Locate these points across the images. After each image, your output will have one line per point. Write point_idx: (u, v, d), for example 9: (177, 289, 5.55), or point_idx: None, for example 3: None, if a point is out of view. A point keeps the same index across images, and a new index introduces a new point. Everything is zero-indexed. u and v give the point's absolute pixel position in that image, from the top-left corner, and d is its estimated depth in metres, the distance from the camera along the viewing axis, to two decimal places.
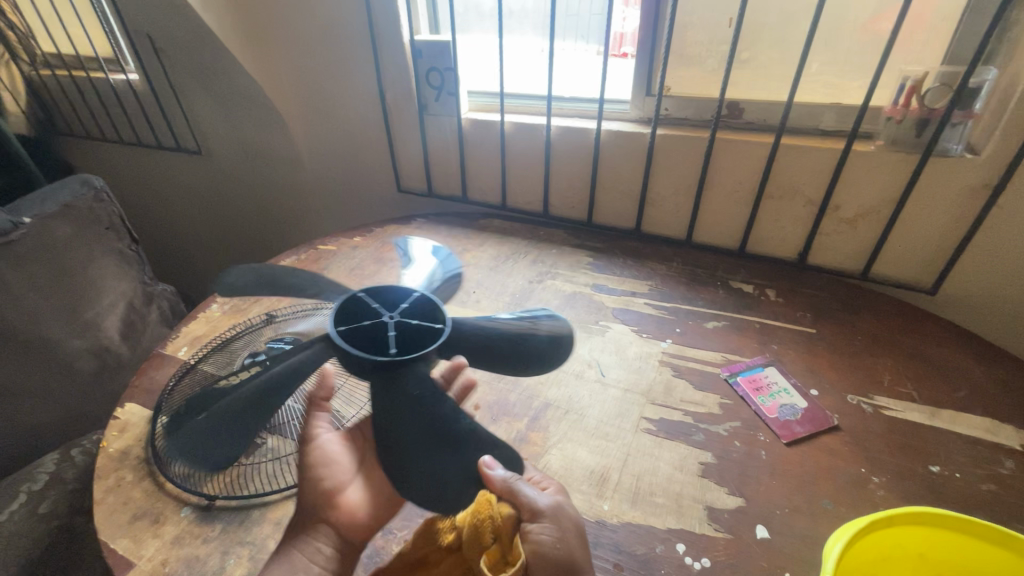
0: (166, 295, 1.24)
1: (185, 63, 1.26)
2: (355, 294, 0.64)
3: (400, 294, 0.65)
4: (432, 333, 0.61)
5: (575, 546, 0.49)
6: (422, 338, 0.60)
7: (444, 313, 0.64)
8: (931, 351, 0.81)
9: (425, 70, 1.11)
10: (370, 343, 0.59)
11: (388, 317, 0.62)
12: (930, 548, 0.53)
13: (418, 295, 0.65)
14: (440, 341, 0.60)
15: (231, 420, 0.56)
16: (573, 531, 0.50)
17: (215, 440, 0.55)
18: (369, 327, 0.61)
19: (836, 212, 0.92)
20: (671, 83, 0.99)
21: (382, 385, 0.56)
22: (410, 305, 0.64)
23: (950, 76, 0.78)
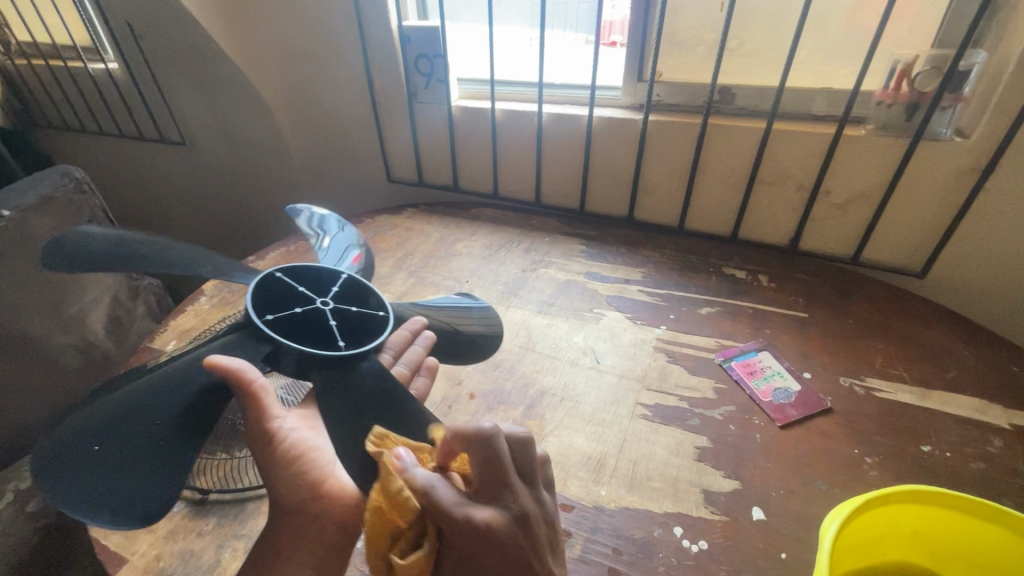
0: (152, 290, 1.21)
1: (165, 52, 1.23)
2: (273, 273, 0.59)
3: (329, 276, 0.62)
4: (372, 322, 0.59)
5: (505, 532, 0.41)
6: (363, 331, 0.58)
7: (376, 297, 0.62)
8: (921, 334, 0.82)
9: (413, 56, 1.09)
10: (302, 333, 0.56)
11: (324, 303, 0.58)
12: (918, 520, 0.53)
13: (347, 277, 0.62)
14: (388, 327, 0.59)
15: (164, 449, 0.47)
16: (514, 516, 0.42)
17: (152, 481, 0.45)
18: (301, 313, 0.57)
19: (827, 197, 0.92)
20: (663, 70, 0.99)
21: (349, 394, 0.51)
22: (341, 288, 0.61)
23: (940, 59, 0.78)
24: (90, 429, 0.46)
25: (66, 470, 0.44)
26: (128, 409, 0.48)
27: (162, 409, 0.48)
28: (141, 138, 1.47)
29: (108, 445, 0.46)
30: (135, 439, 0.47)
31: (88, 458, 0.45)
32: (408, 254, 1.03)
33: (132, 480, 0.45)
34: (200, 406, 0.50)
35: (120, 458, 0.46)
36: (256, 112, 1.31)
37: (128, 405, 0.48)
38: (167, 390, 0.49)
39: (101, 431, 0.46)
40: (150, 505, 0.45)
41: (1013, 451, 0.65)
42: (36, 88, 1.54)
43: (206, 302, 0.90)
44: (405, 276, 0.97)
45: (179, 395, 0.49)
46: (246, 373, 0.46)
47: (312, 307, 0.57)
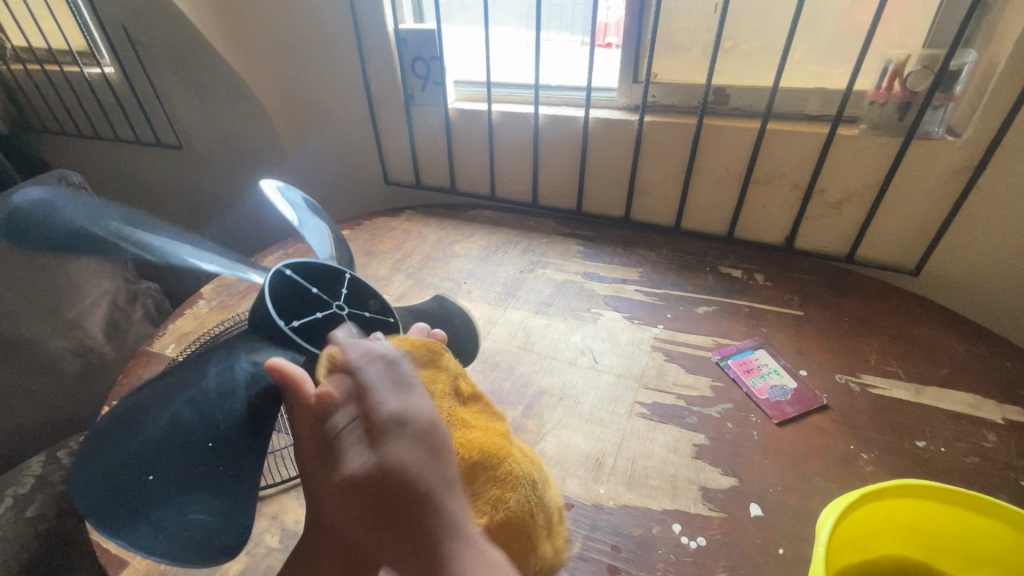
0: (150, 294, 1.24)
1: (163, 56, 1.23)
2: (283, 269, 0.50)
3: (331, 272, 0.55)
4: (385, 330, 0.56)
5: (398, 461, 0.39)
6: (383, 338, 0.55)
7: (376, 299, 0.57)
8: (916, 330, 0.83)
9: (410, 60, 1.10)
10: (324, 340, 0.49)
11: (338, 306, 0.52)
12: (913, 514, 0.54)
13: (353, 276, 0.56)
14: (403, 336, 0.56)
15: (222, 473, 0.42)
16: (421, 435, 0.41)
17: (218, 509, 0.41)
18: (321, 317, 0.50)
19: (822, 195, 0.93)
20: (658, 71, 1.00)
21: None
22: (348, 288, 0.55)
23: (931, 58, 0.79)
24: (136, 462, 0.40)
25: (121, 508, 0.39)
26: (174, 437, 0.41)
27: (208, 432, 0.42)
28: (137, 142, 1.47)
29: (164, 478, 0.40)
30: (188, 468, 0.41)
31: (141, 494, 0.40)
32: (406, 255, 1.04)
33: (197, 512, 0.40)
34: (252, 421, 0.44)
35: (175, 488, 0.40)
36: (254, 116, 1.31)
37: (164, 432, 0.41)
38: (207, 414, 0.43)
39: (152, 463, 0.41)
40: (226, 536, 0.41)
41: (1007, 445, 0.66)
42: (32, 93, 1.54)
43: (205, 305, 0.91)
44: (403, 278, 0.98)
45: (225, 416, 0.43)
46: (303, 384, 0.41)
47: (328, 310, 0.51)
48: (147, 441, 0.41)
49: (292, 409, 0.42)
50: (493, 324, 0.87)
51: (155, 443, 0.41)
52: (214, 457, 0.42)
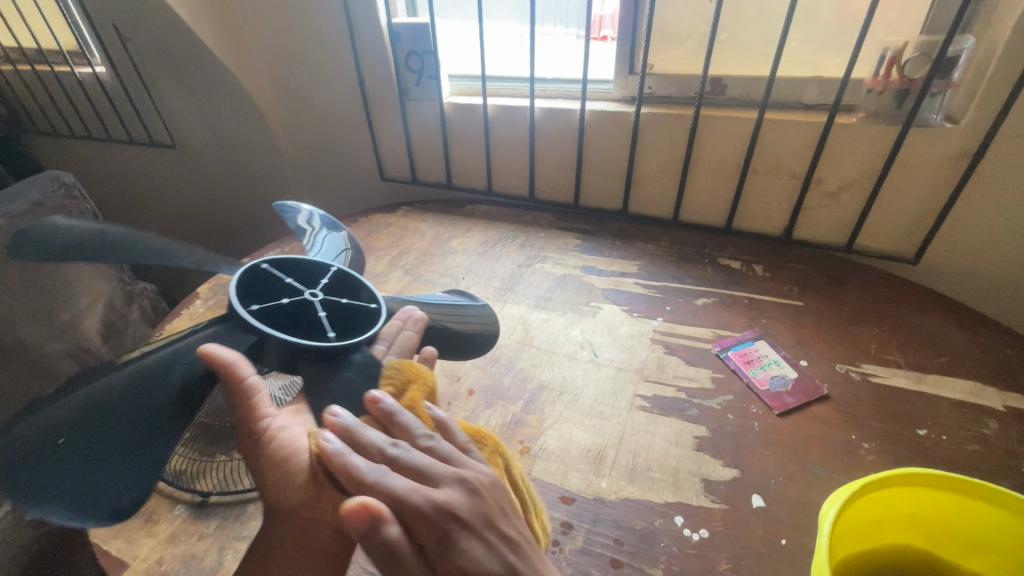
0: (146, 294, 1.25)
1: (153, 53, 1.21)
2: (258, 264, 0.59)
3: (316, 267, 0.62)
4: (365, 315, 0.60)
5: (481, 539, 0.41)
6: (355, 323, 0.58)
7: (368, 289, 0.62)
8: (915, 319, 0.82)
9: (404, 54, 1.09)
10: (287, 322, 0.55)
11: (311, 294, 0.58)
12: (915, 502, 0.53)
13: (337, 270, 0.62)
14: (382, 319, 0.59)
15: (138, 447, 0.46)
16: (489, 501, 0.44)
17: (123, 477, 0.44)
18: (290, 305, 0.56)
19: (820, 185, 0.92)
20: (654, 62, 0.99)
21: (348, 392, 0.52)
22: (330, 280, 0.61)
23: (929, 45, 0.79)
24: (53, 425, 0.43)
25: (23, 458, 0.40)
26: (101, 406, 0.46)
27: (139, 404, 0.47)
28: (129, 141, 1.45)
29: (74, 442, 0.43)
30: (106, 436, 0.45)
31: (52, 452, 0.42)
32: (403, 252, 1.03)
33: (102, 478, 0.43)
34: (183, 400, 0.50)
35: (87, 451, 0.44)
36: (248, 115, 1.30)
37: (92, 399, 0.46)
38: (141, 387, 0.48)
39: (67, 424, 0.44)
40: (123, 501, 0.43)
41: (1008, 432, 0.66)
42: (24, 93, 1.52)
43: (202, 305, 0.90)
44: (401, 274, 0.97)
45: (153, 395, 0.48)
46: (240, 367, 0.47)
47: (299, 297, 0.57)
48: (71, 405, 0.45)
49: (234, 398, 0.47)
50: None
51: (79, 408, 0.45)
52: (133, 431, 0.46)
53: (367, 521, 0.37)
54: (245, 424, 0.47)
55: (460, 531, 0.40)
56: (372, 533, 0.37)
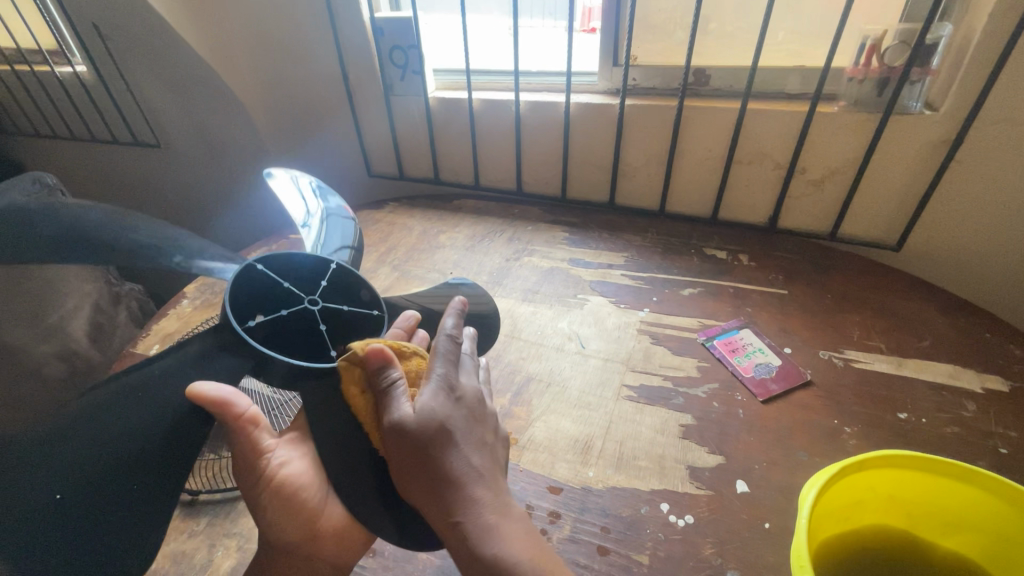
0: (134, 295, 1.27)
1: (132, 51, 1.19)
2: (254, 264, 0.56)
3: (316, 265, 0.59)
4: (367, 323, 0.59)
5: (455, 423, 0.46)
6: (353, 327, 0.58)
7: (367, 290, 0.61)
8: (897, 305, 0.84)
9: (388, 48, 1.08)
10: (288, 338, 0.54)
11: (311, 303, 0.56)
12: (894, 483, 0.54)
13: (335, 269, 0.60)
14: (384, 328, 0.59)
15: (141, 493, 0.45)
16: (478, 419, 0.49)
17: (127, 531, 0.43)
18: (290, 316, 0.55)
19: (804, 174, 0.93)
20: (638, 53, 0.99)
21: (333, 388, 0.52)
22: (329, 283, 0.59)
23: (907, 33, 0.80)
24: (48, 476, 0.41)
25: (20, 520, 0.39)
26: (91, 446, 0.43)
27: (136, 446, 0.45)
28: (113, 141, 1.44)
29: (73, 495, 0.41)
30: (105, 485, 0.43)
31: (48, 509, 0.40)
32: (391, 248, 1.03)
33: (103, 532, 0.42)
34: (182, 435, 0.47)
35: (87, 504, 0.42)
36: (231, 111, 1.29)
37: (89, 442, 0.43)
38: (136, 425, 0.46)
39: (64, 476, 0.41)
40: (126, 560, 0.42)
41: (986, 413, 0.67)
42: (4, 93, 1.50)
43: (188, 304, 0.90)
44: (389, 270, 0.97)
45: (151, 429, 0.46)
46: (232, 404, 0.47)
47: (299, 308, 0.55)
48: (69, 454, 0.42)
49: (230, 432, 0.47)
50: None
51: (66, 452, 0.42)
52: (131, 477, 0.44)
53: (381, 359, 0.48)
54: (247, 456, 0.48)
55: (438, 391, 0.47)
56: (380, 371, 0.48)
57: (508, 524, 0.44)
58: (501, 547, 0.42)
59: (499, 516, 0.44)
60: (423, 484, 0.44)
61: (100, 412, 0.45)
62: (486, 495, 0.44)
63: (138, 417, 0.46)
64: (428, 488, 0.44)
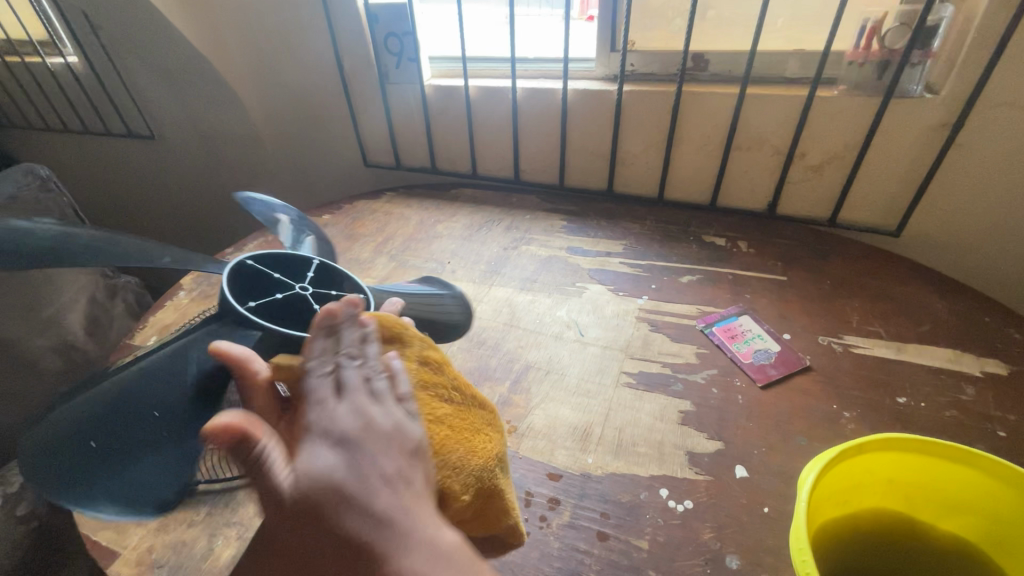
0: (130, 287, 1.25)
1: (124, 41, 1.18)
2: (244, 261, 0.59)
3: (299, 260, 0.62)
4: None
5: (343, 472, 0.36)
6: None
7: (350, 279, 0.63)
8: (896, 290, 0.83)
9: (383, 36, 1.07)
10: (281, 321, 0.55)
11: (301, 288, 0.58)
12: (893, 466, 0.54)
13: (319, 261, 0.62)
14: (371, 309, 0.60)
15: (168, 440, 0.47)
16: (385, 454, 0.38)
17: (162, 474, 0.45)
18: (281, 300, 0.56)
19: (802, 159, 0.92)
20: (635, 39, 0.98)
21: None
22: (315, 273, 0.61)
23: (908, 15, 0.78)
24: (82, 429, 0.45)
25: (63, 467, 0.43)
26: (120, 404, 0.47)
27: (160, 400, 0.48)
28: (107, 134, 1.43)
29: (105, 444, 0.44)
30: (136, 434, 0.46)
31: (83, 454, 0.43)
32: (388, 238, 1.03)
33: (140, 475, 0.44)
34: (202, 387, 0.50)
35: (120, 452, 0.45)
36: (224, 101, 1.28)
37: (117, 405, 0.47)
38: (159, 380, 0.49)
39: (96, 429, 0.45)
40: (165, 495, 0.44)
41: (985, 397, 0.67)
42: None
43: (185, 295, 0.89)
44: (386, 260, 0.97)
45: (174, 383, 0.50)
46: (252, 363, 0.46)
47: (289, 292, 0.57)
48: (99, 411, 0.46)
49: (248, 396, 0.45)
50: (478, 302, 0.86)
51: (93, 411, 0.46)
52: (159, 426, 0.47)
53: (232, 437, 0.36)
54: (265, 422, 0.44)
55: (319, 444, 0.37)
56: (243, 444, 0.36)
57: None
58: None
59: (436, 565, 0.34)
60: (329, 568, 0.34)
61: (127, 378, 0.49)
62: (412, 541, 0.35)
63: (159, 378, 0.50)
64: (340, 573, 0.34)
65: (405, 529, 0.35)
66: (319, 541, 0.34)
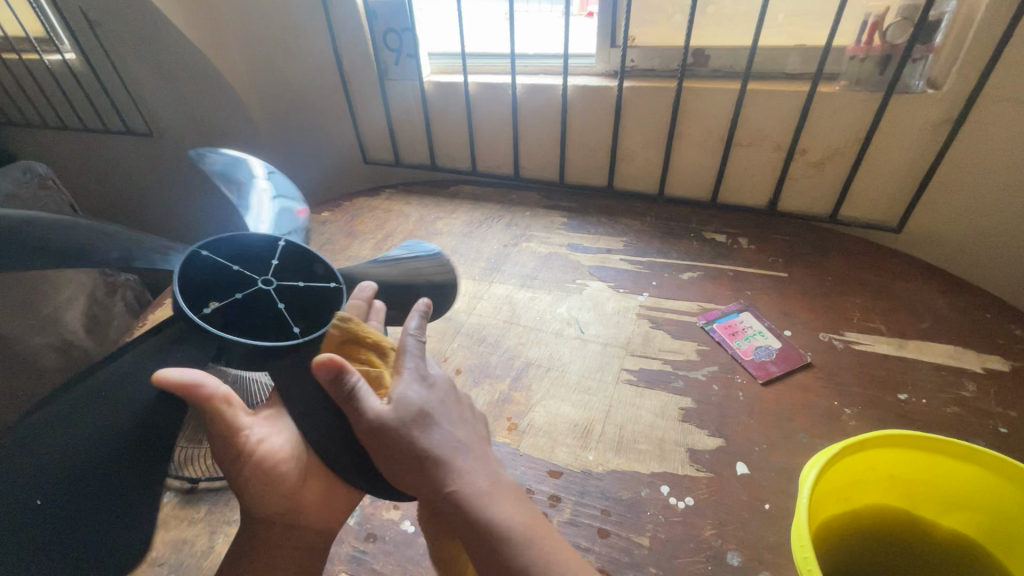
0: (130, 285, 1.20)
1: (123, 38, 1.17)
2: (197, 252, 0.53)
3: (255, 245, 0.56)
4: (322, 295, 0.57)
5: (435, 406, 0.47)
6: (312, 302, 0.56)
7: (321, 262, 0.59)
8: (897, 286, 0.83)
9: (382, 32, 1.06)
10: (245, 320, 0.51)
11: (264, 282, 0.53)
12: (894, 462, 0.54)
13: (285, 247, 0.57)
14: (342, 297, 0.57)
15: (127, 484, 0.45)
16: (454, 401, 0.49)
17: (123, 522, 0.44)
18: (243, 299, 0.52)
19: (803, 155, 0.92)
20: (636, 34, 0.97)
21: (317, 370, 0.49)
22: (280, 262, 0.56)
23: (910, 9, 0.78)
24: (26, 486, 0.40)
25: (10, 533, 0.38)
26: (64, 455, 0.42)
27: (112, 443, 0.44)
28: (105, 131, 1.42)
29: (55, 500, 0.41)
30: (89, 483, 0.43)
31: (33, 515, 0.40)
32: (388, 235, 1.02)
33: (101, 527, 0.43)
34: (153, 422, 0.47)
35: (75, 504, 0.42)
36: (223, 98, 1.27)
37: (62, 457, 0.42)
38: (109, 422, 0.44)
39: (41, 484, 0.40)
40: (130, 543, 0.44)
41: (986, 393, 0.67)
42: None
43: None
44: None
45: (126, 425, 0.45)
46: (202, 386, 0.42)
47: (252, 289, 0.52)
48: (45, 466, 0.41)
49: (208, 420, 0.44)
50: (479, 299, 0.86)
51: (35, 465, 0.41)
52: (114, 471, 0.44)
53: (331, 372, 0.43)
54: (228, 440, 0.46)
55: (413, 384, 0.47)
56: (337, 382, 0.44)
57: (501, 493, 0.44)
58: (485, 512, 0.42)
59: (492, 482, 0.44)
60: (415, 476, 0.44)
61: (64, 422, 0.43)
62: (478, 463, 0.45)
63: (104, 421, 0.44)
64: (422, 479, 0.44)
65: (474, 454, 0.46)
66: (406, 457, 0.44)
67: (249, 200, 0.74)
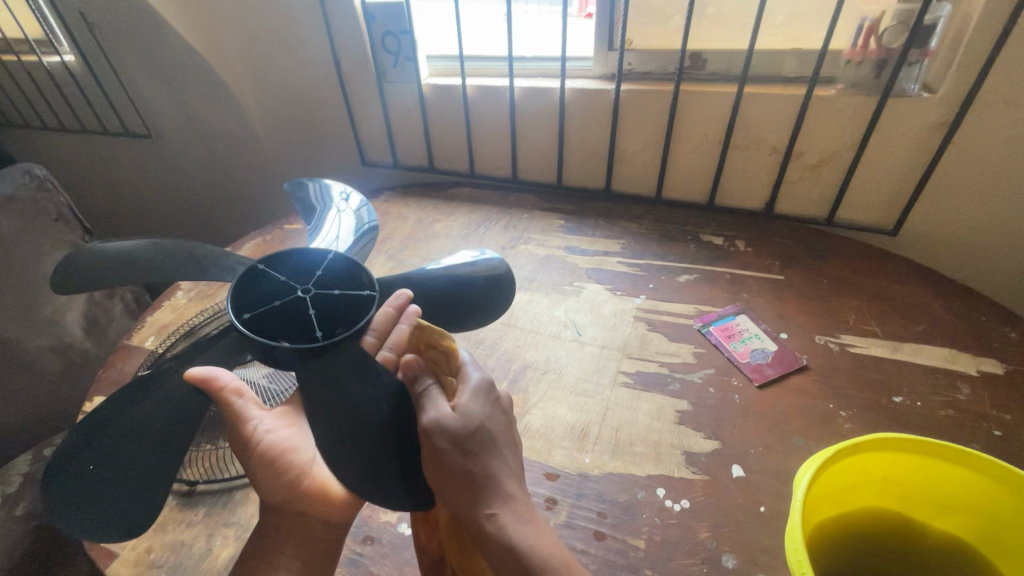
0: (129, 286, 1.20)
1: (121, 40, 1.18)
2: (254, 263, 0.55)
3: (309, 257, 0.56)
4: (356, 305, 0.53)
5: (492, 422, 0.47)
6: (346, 312, 0.53)
7: (366, 272, 0.55)
8: (894, 290, 0.83)
9: (380, 34, 1.06)
10: (279, 329, 0.51)
11: (303, 291, 0.53)
12: (888, 465, 0.55)
13: (333, 257, 0.56)
14: (375, 307, 0.53)
15: (155, 465, 0.49)
16: (502, 417, 0.49)
17: (141, 497, 0.47)
18: (281, 308, 0.52)
19: (800, 158, 0.92)
20: (633, 37, 0.98)
21: (311, 373, 0.48)
22: (324, 271, 0.55)
23: (906, 13, 0.78)
24: (85, 450, 0.48)
25: (64, 485, 0.47)
26: (118, 429, 0.49)
27: (157, 428, 0.50)
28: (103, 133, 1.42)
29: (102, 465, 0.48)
30: (130, 458, 0.48)
31: (82, 476, 0.47)
32: (386, 237, 1.03)
33: (124, 498, 0.47)
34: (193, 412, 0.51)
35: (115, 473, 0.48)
36: (222, 101, 1.27)
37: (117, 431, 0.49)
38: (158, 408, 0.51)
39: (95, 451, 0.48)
40: (138, 517, 0.47)
41: (981, 396, 0.67)
42: None
43: (183, 295, 0.89)
44: (384, 259, 0.97)
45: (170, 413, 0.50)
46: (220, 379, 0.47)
47: (291, 296, 0.52)
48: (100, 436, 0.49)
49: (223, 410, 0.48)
50: None
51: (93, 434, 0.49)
52: (150, 453, 0.49)
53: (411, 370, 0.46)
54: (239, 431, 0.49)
55: (474, 398, 0.47)
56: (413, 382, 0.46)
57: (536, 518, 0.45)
58: (521, 539, 0.43)
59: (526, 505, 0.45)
60: (464, 492, 0.44)
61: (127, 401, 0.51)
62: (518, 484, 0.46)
63: (156, 406, 0.51)
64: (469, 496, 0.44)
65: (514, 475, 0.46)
66: (458, 473, 0.44)
67: (321, 221, 0.75)
